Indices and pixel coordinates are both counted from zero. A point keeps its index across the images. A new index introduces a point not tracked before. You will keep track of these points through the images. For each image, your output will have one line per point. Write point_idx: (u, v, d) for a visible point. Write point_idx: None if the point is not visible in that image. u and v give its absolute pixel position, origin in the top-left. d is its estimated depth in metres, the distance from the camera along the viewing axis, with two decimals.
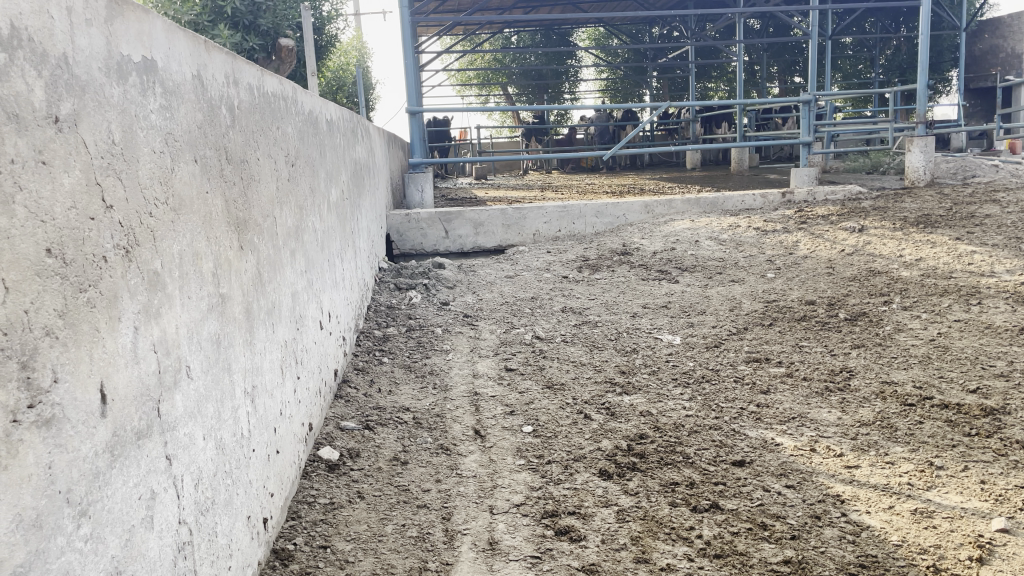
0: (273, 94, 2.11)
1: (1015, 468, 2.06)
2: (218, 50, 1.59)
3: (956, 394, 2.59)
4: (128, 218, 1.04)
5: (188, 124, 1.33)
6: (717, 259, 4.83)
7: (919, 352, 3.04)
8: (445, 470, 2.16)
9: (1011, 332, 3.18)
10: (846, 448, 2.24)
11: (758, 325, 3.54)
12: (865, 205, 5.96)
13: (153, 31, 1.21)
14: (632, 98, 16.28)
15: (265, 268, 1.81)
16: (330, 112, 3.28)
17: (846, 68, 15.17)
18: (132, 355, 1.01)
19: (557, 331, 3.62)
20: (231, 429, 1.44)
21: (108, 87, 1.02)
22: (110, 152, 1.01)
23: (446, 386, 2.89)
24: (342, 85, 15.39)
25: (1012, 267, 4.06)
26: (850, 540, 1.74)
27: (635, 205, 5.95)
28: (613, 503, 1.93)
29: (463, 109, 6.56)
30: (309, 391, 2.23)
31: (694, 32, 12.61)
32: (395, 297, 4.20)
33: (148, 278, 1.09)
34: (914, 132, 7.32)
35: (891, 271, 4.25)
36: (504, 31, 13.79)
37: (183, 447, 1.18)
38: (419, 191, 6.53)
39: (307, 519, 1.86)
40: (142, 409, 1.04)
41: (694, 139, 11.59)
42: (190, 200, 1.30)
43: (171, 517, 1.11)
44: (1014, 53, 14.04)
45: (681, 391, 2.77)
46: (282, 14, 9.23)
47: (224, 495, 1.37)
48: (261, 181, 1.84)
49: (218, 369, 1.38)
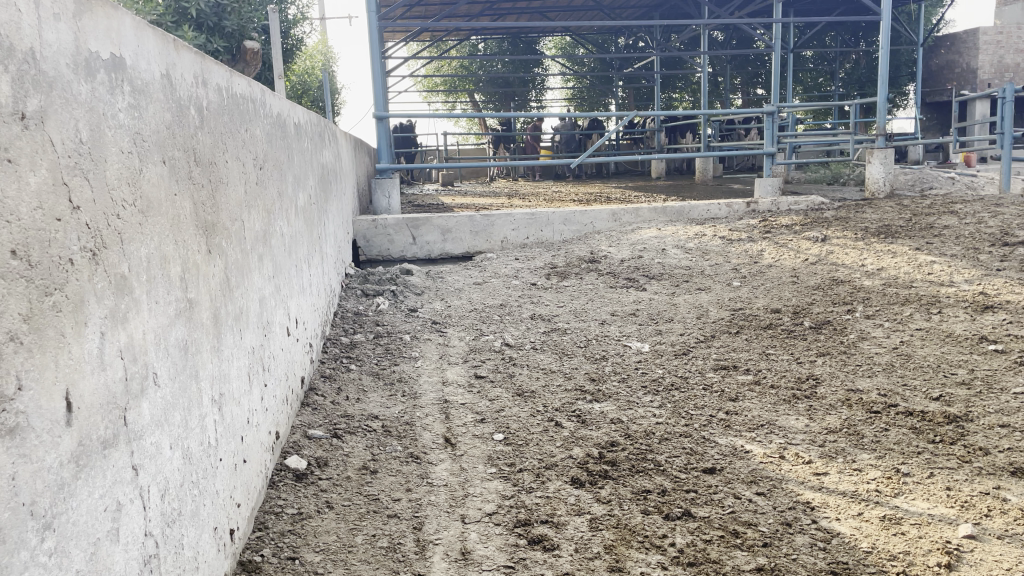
0: (242, 96, 2.07)
1: (979, 474, 2.10)
2: (187, 49, 1.55)
3: (920, 402, 2.64)
4: (95, 219, 1.00)
5: (157, 124, 1.29)
6: (684, 268, 4.87)
7: (882, 360, 3.08)
8: (415, 479, 2.13)
9: (971, 341, 3.24)
10: (814, 455, 2.26)
11: (725, 333, 3.56)
12: (827, 215, 6.06)
13: (122, 28, 1.18)
14: (598, 107, 16.41)
15: (233, 272, 1.76)
16: (298, 116, 3.24)
17: (807, 80, 15.45)
18: (99, 362, 0.98)
19: (527, 338, 3.61)
20: (198, 438, 1.40)
21: (77, 84, 0.98)
22: (78, 151, 0.97)
23: (415, 394, 2.86)
24: (307, 90, 15.28)
25: (971, 277, 4.16)
26: (822, 547, 1.75)
27: (602, 213, 5.97)
28: (586, 511, 1.92)
29: (430, 116, 6.53)
30: (275, 398, 2.19)
31: (660, 42, 12.74)
32: (362, 303, 4.16)
33: (115, 282, 1.05)
34: (874, 143, 7.46)
35: (853, 280, 4.31)
36: (472, 38, 13.80)
37: (149, 457, 1.14)
38: (385, 197, 6.49)
39: (275, 530, 1.82)
40: (108, 417, 1.00)
41: (659, 148, 11.68)
42: (159, 202, 1.26)
43: (136, 529, 1.07)
44: (969, 68, 14.41)
45: (651, 399, 2.77)
46: (247, 16, 9.13)
47: (191, 506, 1.33)
48: (229, 183, 1.80)
49: (185, 376, 1.34)
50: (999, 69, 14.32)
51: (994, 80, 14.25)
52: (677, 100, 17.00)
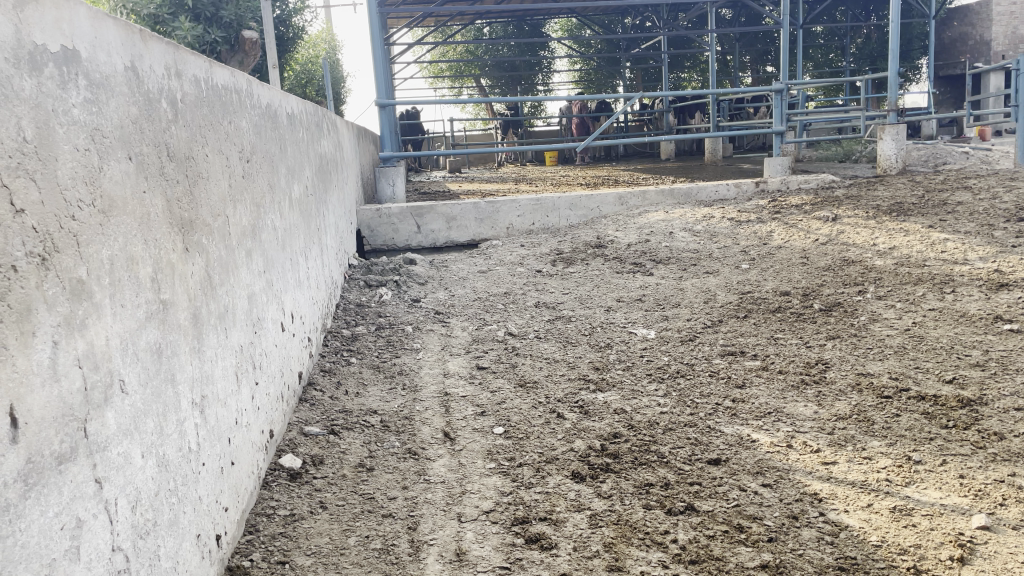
0: (224, 88, 2.01)
1: (994, 461, 2.02)
2: (156, 41, 1.50)
3: (932, 385, 2.56)
4: (44, 221, 0.95)
5: (120, 120, 1.24)
6: (692, 251, 4.79)
7: (894, 343, 3.00)
8: (412, 476, 2.08)
9: (985, 320, 3.16)
10: (822, 443, 2.20)
11: (732, 318, 3.49)
12: (838, 194, 5.94)
13: (74, 18, 1.12)
14: (606, 88, 16.26)
15: (215, 271, 1.71)
16: (292, 105, 3.18)
17: (818, 57, 15.20)
18: (50, 372, 0.93)
19: (530, 327, 3.55)
20: (176, 444, 1.35)
21: (19, 79, 0.93)
22: (21, 151, 0.92)
23: (415, 387, 2.81)
24: (312, 78, 15.25)
25: (985, 254, 4.06)
26: (829, 541, 1.69)
27: (609, 196, 5.88)
28: (586, 507, 1.86)
29: (434, 102, 6.45)
30: (268, 397, 2.14)
31: (666, 22, 12.52)
32: (364, 295, 4.11)
33: (70, 287, 1.00)
34: (886, 119, 7.29)
35: (865, 261, 4.22)
36: (477, 22, 13.65)
37: (117, 468, 1.09)
38: (390, 184, 6.42)
39: (266, 533, 1.78)
40: (64, 431, 0.95)
41: (668, 129, 11.55)
42: (123, 200, 1.21)
43: (102, 544, 1.02)
44: (982, 40, 14.16)
45: (656, 387, 2.71)
46: (245, 6, 9.09)
47: (168, 515, 1.28)
48: (210, 178, 1.75)
49: (159, 381, 1.29)
50: (1013, 40, 14.06)
51: (1008, 52, 14.00)
52: (685, 80, 16.80)
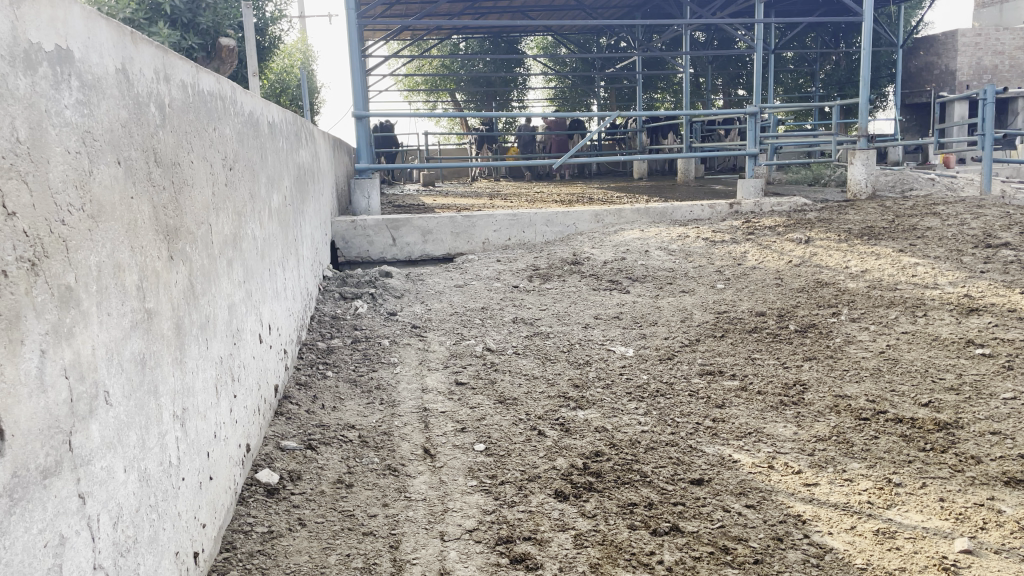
0: (209, 93, 1.98)
1: (972, 485, 2.04)
2: (146, 43, 1.47)
3: (909, 408, 2.59)
4: (35, 226, 0.92)
5: (110, 122, 1.20)
6: (667, 269, 4.82)
7: (869, 365, 3.04)
8: (393, 493, 2.04)
9: (957, 344, 3.21)
10: (803, 464, 2.20)
11: (709, 337, 3.50)
12: (810, 216, 6.02)
13: (70, 18, 1.09)
14: (581, 107, 16.43)
15: (197, 280, 1.67)
16: (273, 114, 3.15)
17: (787, 82, 15.51)
18: (38, 384, 0.90)
19: (508, 343, 3.52)
20: (157, 458, 1.31)
21: (14, 77, 0.90)
22: (14, 151, 0.89)
23: (393, 402, 2.77)
24: (286, 87, 15.20)
25: (954, 279, 4.13)
26: (815, 564, 1.69)
27: (585, 214, 5.89)
28: (570, 526, 1.84)
29: (410, 114, 6.43)
30: (245, 409, 2.09)
31: (639, 43, 12.63)
32: (340, 307, 4.06)
33: (59, 294, 0.96)
34: (857, 143, 7.41)
35: (838, 283, 4.27)
36: (453, 37, 13.69)
37: (100, 483, 1.05)
38: (365, 197, 6.36)
39: (243, 551, 1.73)
40: (49, 445, 0.91)
41: (642, 149, 11.65)
42: (112, 205, 1.17)
43: (84, 563, 0.98)
44: (948, 70, 14.52)
45: (636, 406, 2.70)
46: (223, 12, 9.08)
47: (148, 533, 1.24)
48: (195, 185, 1.71)
49: (142, 393, 1.25)
50: (977, 70, 14.43)
51: (971, 82, 14.36)
52: (657, 101, 16.97)
